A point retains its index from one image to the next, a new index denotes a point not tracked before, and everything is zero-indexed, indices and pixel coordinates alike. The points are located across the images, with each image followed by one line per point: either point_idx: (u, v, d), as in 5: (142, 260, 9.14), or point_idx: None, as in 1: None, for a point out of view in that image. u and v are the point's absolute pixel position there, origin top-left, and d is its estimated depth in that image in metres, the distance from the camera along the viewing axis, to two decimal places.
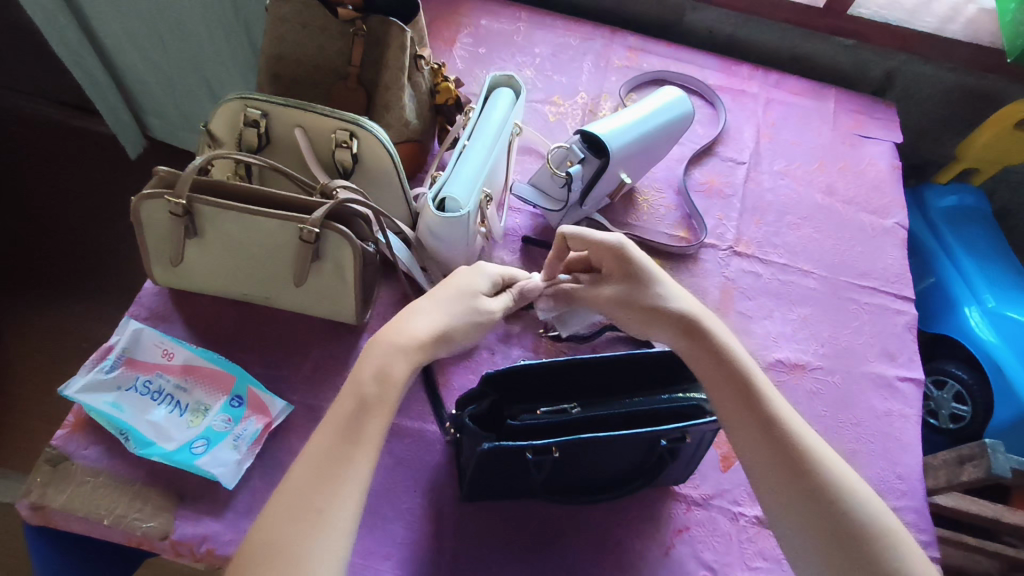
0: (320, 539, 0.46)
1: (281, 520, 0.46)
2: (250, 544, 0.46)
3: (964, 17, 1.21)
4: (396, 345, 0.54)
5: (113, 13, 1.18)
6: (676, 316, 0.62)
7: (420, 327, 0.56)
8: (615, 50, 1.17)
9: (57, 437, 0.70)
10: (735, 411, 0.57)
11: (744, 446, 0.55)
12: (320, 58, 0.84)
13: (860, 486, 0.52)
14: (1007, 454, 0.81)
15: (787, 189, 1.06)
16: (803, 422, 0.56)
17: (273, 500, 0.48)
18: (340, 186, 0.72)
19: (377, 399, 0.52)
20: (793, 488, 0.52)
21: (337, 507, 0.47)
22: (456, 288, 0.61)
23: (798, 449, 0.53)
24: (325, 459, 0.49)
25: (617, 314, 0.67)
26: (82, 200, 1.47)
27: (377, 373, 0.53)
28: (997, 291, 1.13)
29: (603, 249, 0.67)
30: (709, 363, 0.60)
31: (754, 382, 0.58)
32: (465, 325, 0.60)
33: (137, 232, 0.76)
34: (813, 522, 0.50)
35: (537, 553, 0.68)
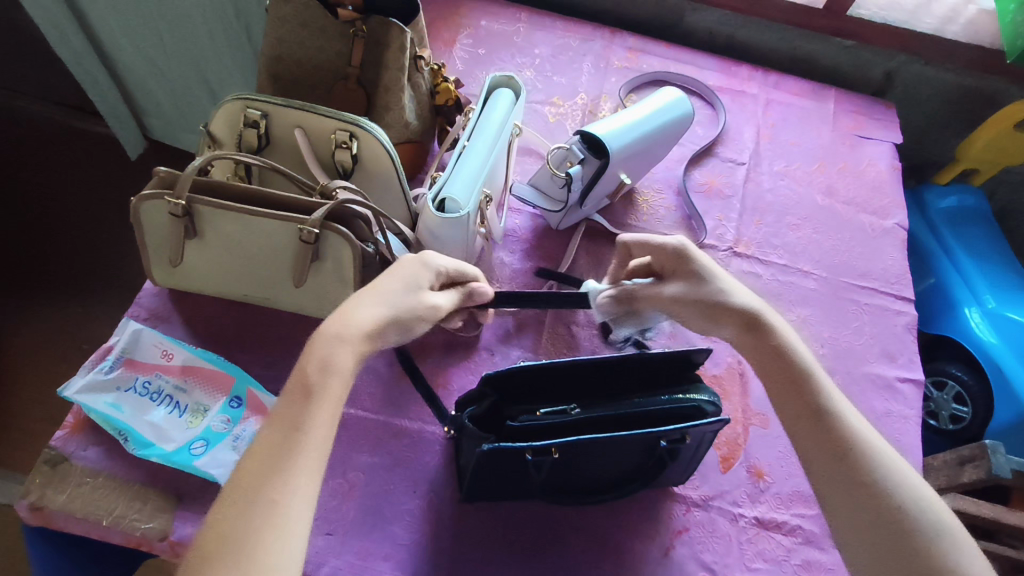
0: (275, 530, 0.44)
1: (234, 514, 0.45)
2: (204, 543, 0.44)
3: (964, 17, 1.21)
4: (338, 337, 0.52)
5: (112, 14, 1.18)
6: (737, 314, 0.62)
7: (363, 318, 0.54)
8: (615, 51, 1.17)
9: (56, 438, 0.70)
10: (794, 408, 0.56)
11: (802, 444, 0.55)
12: (320, 59, 0.84)
13: (917, 484, 0.51)
14: (1007, 454, 0.81)
15: (787, 189, 1.06)
16: (863, 420, 0.55)
17: (222, 497, 0.46)
18: (340, 187, 0.72)
19: (322, 391, 0.50)
20: (849, 485, 0.51)
21: (290, 495, 0.46)
22: (402, 278, 0.59)
23: (856, 446, 0.53)
24: (275, 450, 0.48)
25: (677, 315, 0.66)
26: (82, 201, 1.47)
27: (319, 366, 0.51)
28: (998, 292, 1.13)
29: (663, 253, 0.67)
30: (769, 361, 0.59)
31: (813, 379, 0.57)
32: (410, 317, 0.57)
33: (137, 232, 0.76)
34: (869, 518, 0.50)
35: (537, 554, 0.68)
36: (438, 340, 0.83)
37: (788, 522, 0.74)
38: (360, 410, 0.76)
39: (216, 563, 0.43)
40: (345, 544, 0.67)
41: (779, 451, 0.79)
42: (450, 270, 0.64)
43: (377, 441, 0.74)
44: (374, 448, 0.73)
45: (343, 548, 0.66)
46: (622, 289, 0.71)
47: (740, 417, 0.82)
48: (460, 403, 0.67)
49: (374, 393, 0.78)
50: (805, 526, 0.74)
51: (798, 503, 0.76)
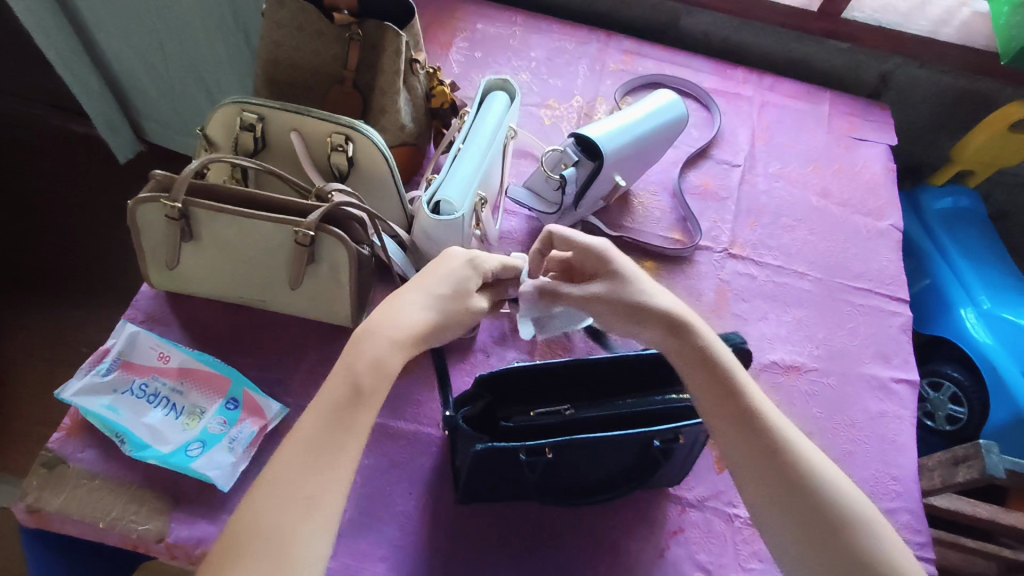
0: (313, 529, 0.46)
1: (271, 508, 0.46)
2: (241, 528, 0.45)
3: (958, 20, 1.21)
4: (389, 339, 0.53)
5: (111, 18, 1.19)
6: (663, 315, 0.59)
7: (412, 319, 0.55)
8: (610, 54, 1.18)
9: (53, 440, 0.70)
10: (719, 414, 0.55)
11: (729, 448, 0.54)
12: (316, 63, 0.85)
13: (844, 481, 0.52)
14: (1001, 453, 0.80)
15: (782, 191, 1.06)
16: (788, 422, 0.55)
17: (262, 479, 0.48)
18: (336, 189, 0.73)
19: (371, 392, 0.51)
20: (778, 487, 0.51)
21: (329, 496, 0.47)
22: (448, 280, 0.58)
23: (782, 447, 0.53)
24: (314, 445, 0.49)
25: (601, 313, 0.62)
26: (80, 204, 1.47)
27: (371, 367, 0.52)
28: (992, 292, 1.14)
29: (588, 253, 0.65)
30: (693, 364, 0.57)
31: (737, 382, 0.56)
32: (457, 319, 0.58)
33: (133, 235, 0.76)
34: (799, 519, 0.50)
35: (532, 554, 0.69)
36: None
37: None
38: None
39: (254, 552, 0.44)
40: (341, 545, 0.67)
41: None
42: (492, 269, 0.63)
43: (373, 442, 0.74)
44: (370, 449, 0.73)
45: (338, 549, 0.66)
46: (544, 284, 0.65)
47: None
48: (454, 404, 0.68)
49: None
50: None
51: None
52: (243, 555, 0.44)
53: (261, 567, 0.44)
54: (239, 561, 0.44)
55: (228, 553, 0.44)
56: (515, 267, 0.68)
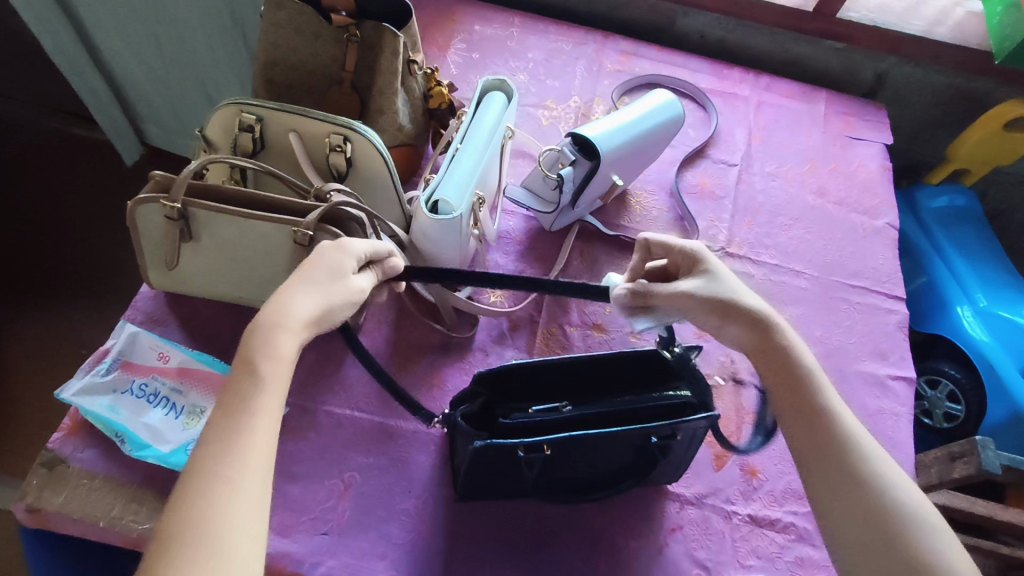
0: (238, 512, 0.41)
1: (186, 502, 0.40)
2: (168, 533, 0.39)
3: (953, 20, 1.22)
4: (282, 326, 0.50)
5: (110, 21, 1.19)
6: (749, 314, 0.60)
7: (303, 305, 0.52)
8: (607, 55, 1.18)
9: (53, 440, 0.70)
10: (790, 405, 0.56)
11: (797, 440, 0.54)
12: (315, 64, 0.85)
13: (907, 479, 0.51)
14: (998, 448, 0.81)
15: (778, 190, 1.06)
16: (859, 422, 0.55)
17: (180, 480, 0.42)
18: (335, 189, 0.73)
19: (272, 375, 0.47)
20: (835, 478, 0.51)
21: (250, 475, 0.42)
22: (327, 265, 0.56)
23: (847, 444, 0.52)
24: (227, 431, 0.44)
25: (690, 311, 0.64)
26: (79, 206, 1.48)
27: (264, 356, 0.48)
28: (989, 291, 1.15)
29: (679, 255, 0.68)
30: (773, 360, 0.58)
31: (813, 379, 0.56)
32: (343, 304, 0.56)
33: (133, 236, 0.77)
34: (853, 511, 0.49)
35: (531, 553, 0.69)
36: (432, 341, 0.84)
37: (781, 519, 0.75)
38: (355, 411, 0.76)
39: (190, 550, 0.38)
40: (340, 544, 0.67)
41: (772, 450, 0.80)
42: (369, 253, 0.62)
43: (373, 441, 0.74)
44: (369, 448, 0.74)
45: (338, 548, 0.67)
46: (637, 286, 0.68)
47: (734, 416, 0.82)
48: (453, 402, 0.68)
49: (369, 394, 0.78)
50: (798, 524, 0.75)
51: (791, 501, 0.76)
52: (180, 555, 0.38)
53: (185, 567, 0.38)
54: (171, 563, 0.38)
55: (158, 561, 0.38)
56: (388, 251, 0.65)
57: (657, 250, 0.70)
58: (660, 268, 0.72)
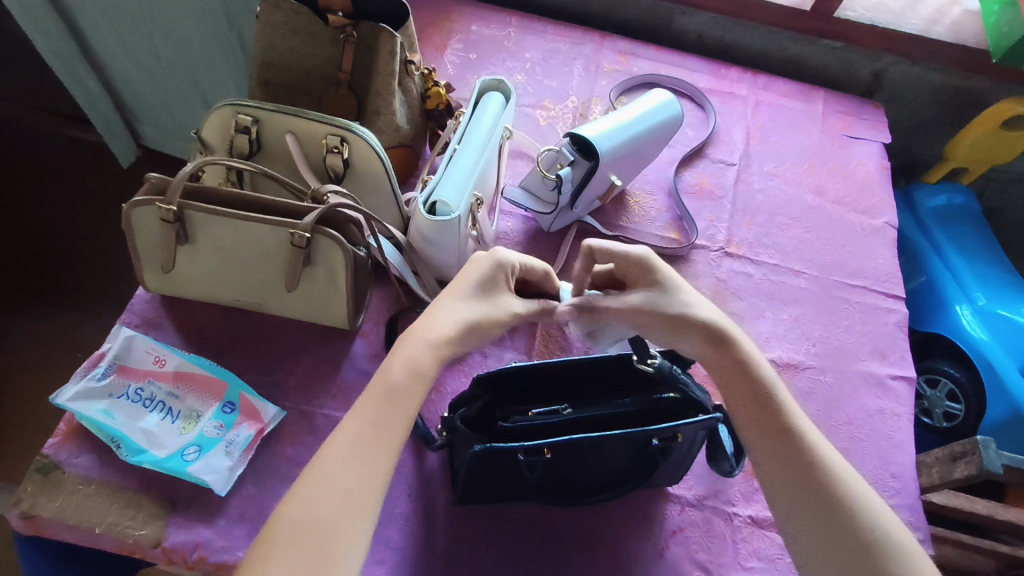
0: (350, 521, 0.47)
1: (309, 498, 0.47)
2: (281, 525, 0.46)
3: (950, 18, 1.22)
4: (423, 343, 0.56)
5: (105, 22, 1.19)
6: (703, 326, 0.61)
7: (444, 323, 0.58)
8: (605, 54, 1.18)
9: (47, 445, 0.70)
10: (758, 424, 0.57)
11: (764, 460, 0.56)
12: (311, 65, 0.84)
13: (873, 496, 0.52)
14: (999, 449, 0.80)
15: (777, 190, 1.06)
16: (824, 438, 0.56)
17: (300, 478, 0.49)
18: (331, 191, 0.73)
19: (405, 391, 0.54)
20: (807, 500, 0.52)
21: (364, 488, 0.49)
22: (475, 283, 0.61)
23: (815, 462, 0.53)
24: (352, 439, 0.51)
25: (641, 324, 0.63)
26: (74, 209, 1.47)
27: (404, 369, 0.54)
28: (988, 290, 1.15)
29: (628, 262, 0.66)
30: (734, 377, 0.59)
31: (776, 396, 0.57)
32: (491, 322, 0.60)
33: (128, 239, 0.76)
34: (826, 533, 0.50)
35: (531, 556, 0.68)
36: None
37: None
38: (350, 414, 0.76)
39: (297, 545, 0.45)
40: None
41: None
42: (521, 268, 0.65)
43: None
44: None
45: None
46: (583, 299, 0.66)
47: None
48: (451, 405, 0.67)
49: None
50: None
51: None
52: (287, 548, 0.45)
53: (296, 562, 0.44)
54: (280, 555, 0.44)
55: (273, 549, 0.45)
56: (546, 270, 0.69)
57: (602, 256, 0.68)
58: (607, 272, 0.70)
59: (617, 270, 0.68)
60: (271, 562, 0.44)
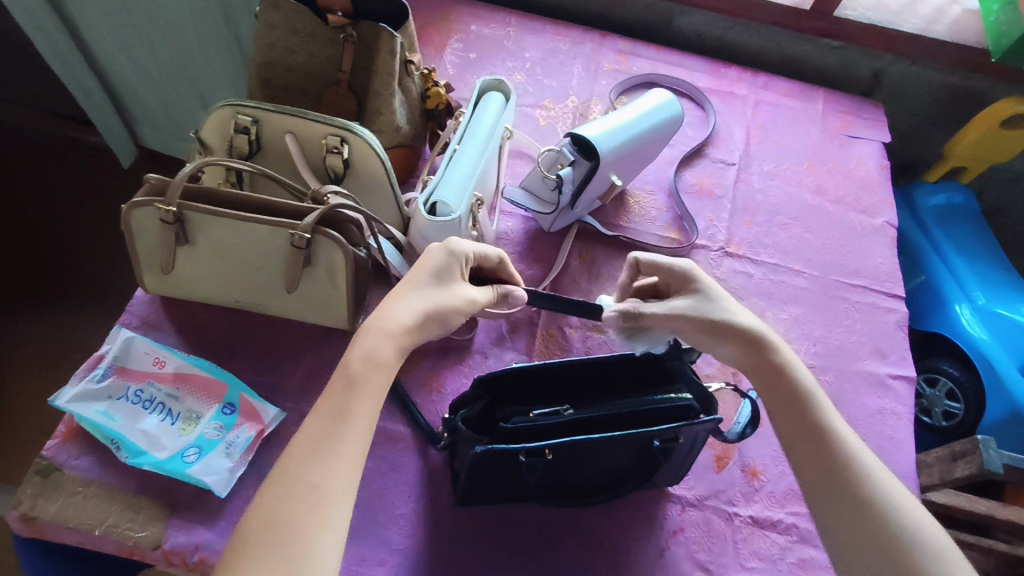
0: (319, 518, 0.46)
1: (277, 498, 0.47)
2: (251, 526, 0.45)
3: (949, 17, 1.22)
4: (381, 332, 0.56)
5: (103, 22, 1.18)
6: (743, 332, 0.61)
7: (402, 312, 0.57)
8: (605, 54, 1.18)
9: (47, 447, 0.69)
10: (794, 426, 0.57)
11: (799, 463, 0.55)
12: (310, 65, 0.84)
13: (909, 501, 0.51)
14: (999, 448, 0.80)
15: (777, 189, 1.06)
16: (861, 443, 0.55)
17: (268, 478, 0.49)
18: (331, 192, 0.73)
19: (365, 382, 0.53)
20: (838, 499, 0.52)
21: (331, 483, 0.48)
22: (431, 272, 0.61)
23: (849, 464, 0.53)
24: (317, 436, 0.50)
25: (683, 330, 0.63)
26: (73, 209, 1.46)
27: (363, 360, 0.54)
28: (987, 289, 1.15)
29: (671, 273, 0.67)
30: (772, 381, 0.59)
31: (812, 400, 0.57)
32: (447, 310, 0.60)
33: (127, 240, 0.76)
34: (857, 533, 0.50)
35: (532, 557, 0.68)
36: (431, 343, 0.83)
37: (783, 521, 0.74)
38: None
39: (270, 543, 0.45)
40: None
41: (774, 450, 0.79)
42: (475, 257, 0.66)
43: (371, 445, 0.73)
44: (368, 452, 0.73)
45: None
46: (625, 307, 0.68)
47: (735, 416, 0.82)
48: (453, 406, 0.67)
49: None
50: (800, 525, 0.74)
51: (792, 502, 0.76)
52: (257, 548, 0.44)
53: (269, 559, 0.44)
54: (251, 554, 0.44)
55: (243, 550, 0.44)
56: (499, 257, 0.69)
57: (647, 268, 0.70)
58: (650, 285, 0.72)
59: (660, 282, 0.69)
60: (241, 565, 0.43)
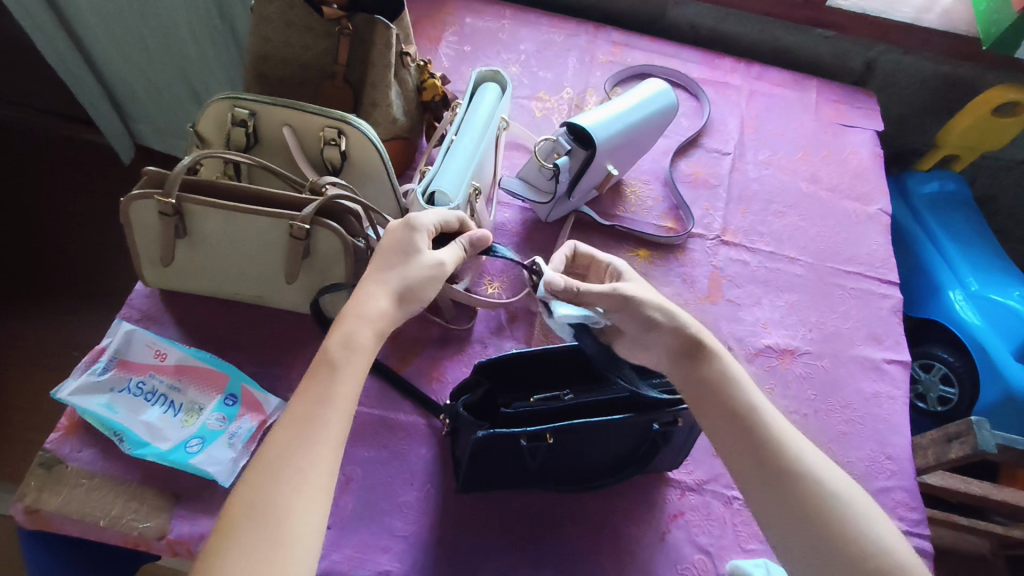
0: (301, 501, 0.47)
1: (258, 486, 0.47)
2: (235, 511, 0.46)
3: (940, 7, 1.23)
4: (358, 317, 0.56)
5: (97, 18, 1.18)
6: (665, 319, 0.61)
7: (375, 295, 0.57)
8: (599, 46, 1.18)
9: (50, 440, 0.70)
10: (720, 410, 0.58)
11: (727, 447, 0.57)
12: (307, 58, 0.84)
13: (829, 464, 0.55)
14: (992, 429, 0.80)
15: (771, 178, 1.07)
16: (779, 415, 0.58)
17: (252, 464, 0.49)
18: (330, 183, 0.73)
19: (347, 365, 0.53)
20: (770, 477, 0.54)
21: (317, 470, 0.49)
22: (395, 249, 0.61)
23: (773, 439, 0.55)
24: (300, 421, 0.50)
25: (618, 312, 0.62)
26: (70, 207, 1.46)
27: (342, 344, 0.54)
28: (980, 275, 1.16)
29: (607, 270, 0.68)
30: (696, 365, 0.60)
31: (734, 383, 0.59)
32: (418, 282, 0.60)
33: (126, 233, 0.76)
34: (793, 508, 0.52)
35: (534, 542, 0.69)
36: (431, 334, 0.83)
37: None
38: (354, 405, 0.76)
39: (250, 527, 0.45)
40: (343, 537, 0.67)
41: None
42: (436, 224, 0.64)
43: (373, 434, 0.74)
44: (371, 441, 0.73)
45: (341, 541, 0.66)
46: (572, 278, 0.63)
47: None
48: (454, 394, 0.68)
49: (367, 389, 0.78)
50: None
51: None
52: (240, 533, 0.45)
53: (252, 543, 0.45)
54: (237, 539, 0.45)
55: (224, 536, 0.45)
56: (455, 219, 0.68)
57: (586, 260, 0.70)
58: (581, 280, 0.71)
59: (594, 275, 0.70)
60: (224, 554, 0.44)
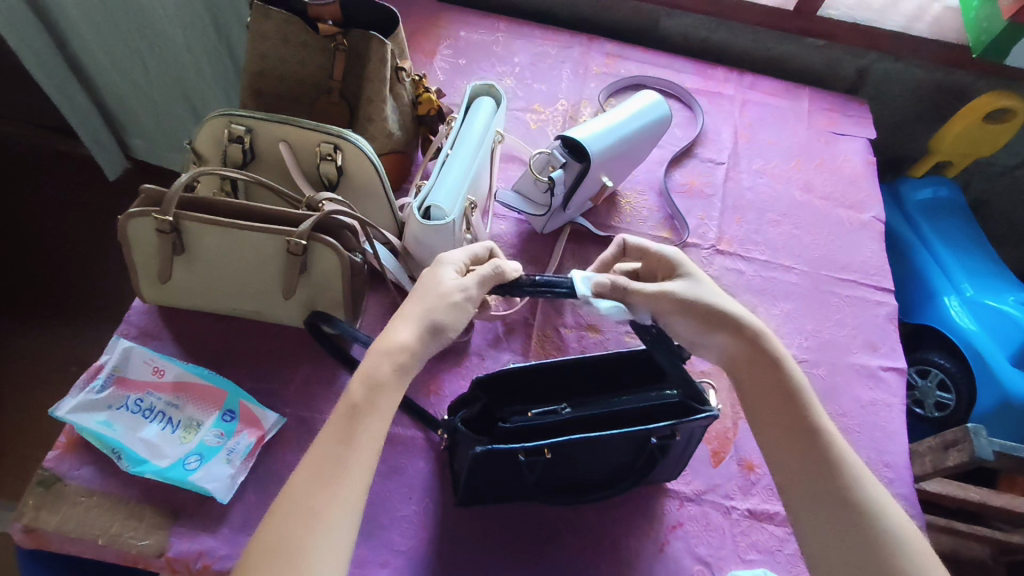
0: (319, 543, 0.47)
1: (276, 525, 0.48)
2: (255, 550, 0.47)
3: (930, 15, 1.25)
4: (381, 352, 0.55)
5: (93, 36, 1.19)
6: (729, 324, 0.62)
7: (400, 330, 0.57)
8: (593, 57, 1.19)
9: (48, 458, 0.69)
10: (779, 422, 0.58)
11: (778, 455, 0.58)
12: (302, 74, 0.85)
13: (886, 493, 0.54)
14: (989, 436, 0.81)
15: (765, 187, 1.08)
16: (842, 437, 0.58)
17: (271, 506, 0.50)
18: (326, 199, 0.74)
19: (370, 406, 0.53)
20: (819, 491, 0.54)
21: (335, 510, 0.49)
22: (423, 287, 0.61)
23: (829, 457, 0.55)
24: (321, 465, 0.51)
25: (672, 314, 0.63)
26: (66, 223, 1.46)
27: (364, 384, 0.54)
28: (975, 281, 1.16)
29: (659, 261, 0.68)
30: (759, 375, 0.61)
31: (803, 396, 0.59)
32: (441, 316, 0.58)
33: (124, 250, 0.77)
34: (837, 524, 0.52)
35: (533, 554, 0.69)
36: None
37: (779, 513, 0.75)
38: None
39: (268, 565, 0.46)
40: None
41: None
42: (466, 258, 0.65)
43: None
44: None
45: None
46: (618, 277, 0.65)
47: (729, 412, 0.83)
48: (451, 408, 0.68)
49: None
50: None
51: None
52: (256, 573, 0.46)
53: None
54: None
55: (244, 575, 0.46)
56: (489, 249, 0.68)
57: (635, 253, 0.71)
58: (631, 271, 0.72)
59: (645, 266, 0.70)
60: None
